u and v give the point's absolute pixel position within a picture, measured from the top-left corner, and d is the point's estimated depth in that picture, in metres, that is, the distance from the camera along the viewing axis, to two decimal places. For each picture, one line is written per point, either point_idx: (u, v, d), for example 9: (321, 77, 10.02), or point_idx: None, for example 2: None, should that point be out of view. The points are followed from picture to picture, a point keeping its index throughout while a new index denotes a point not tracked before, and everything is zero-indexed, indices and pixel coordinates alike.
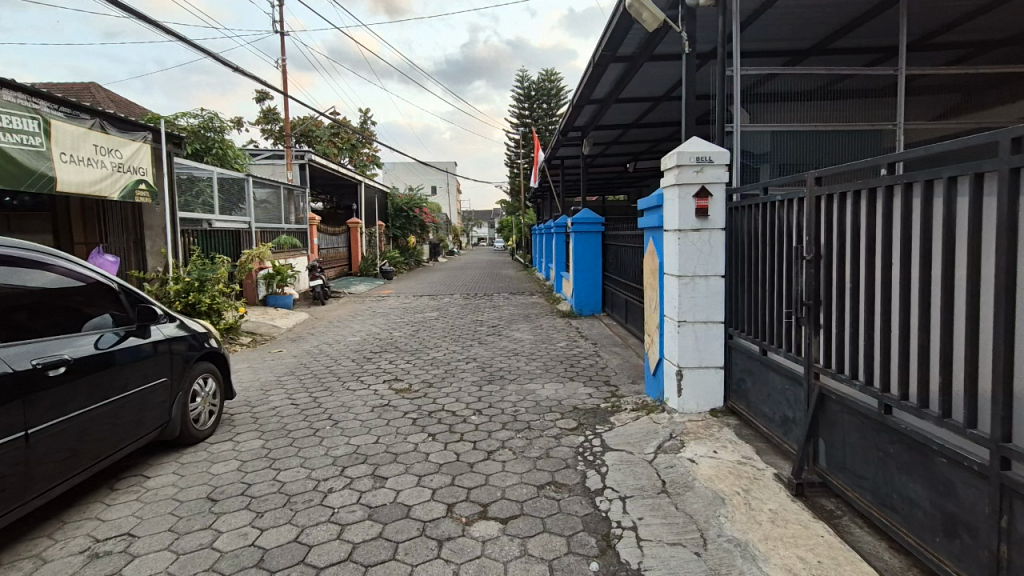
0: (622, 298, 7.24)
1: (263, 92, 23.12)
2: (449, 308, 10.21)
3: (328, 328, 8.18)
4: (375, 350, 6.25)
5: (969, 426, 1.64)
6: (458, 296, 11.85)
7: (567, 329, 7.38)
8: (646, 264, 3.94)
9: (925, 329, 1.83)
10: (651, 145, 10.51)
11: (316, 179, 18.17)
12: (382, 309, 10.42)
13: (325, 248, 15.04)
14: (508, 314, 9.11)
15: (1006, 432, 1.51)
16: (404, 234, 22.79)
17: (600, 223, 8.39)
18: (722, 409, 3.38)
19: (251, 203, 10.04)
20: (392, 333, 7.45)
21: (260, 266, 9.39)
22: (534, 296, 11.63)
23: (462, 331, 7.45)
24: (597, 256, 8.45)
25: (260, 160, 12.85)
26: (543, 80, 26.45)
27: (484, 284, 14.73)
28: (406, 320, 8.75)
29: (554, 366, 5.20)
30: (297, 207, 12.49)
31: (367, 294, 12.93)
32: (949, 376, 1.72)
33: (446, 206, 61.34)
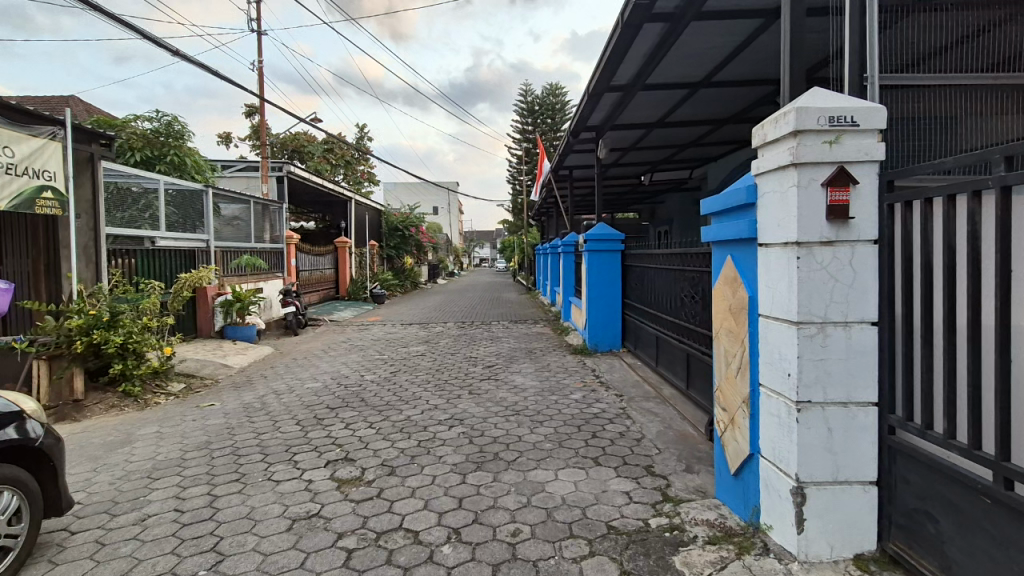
0: (650, 334, 5.81)
1: (254, 107, 22.07)
2: (440, 341, 8.79)
3: (290, 368, 6.77)
4: (332, 404, 4.78)
5: (1004, 459, 1.49)
6: (452, 325, 10.43)
7: (581, 372, 5.94)
8: (720, 299, 2.54)
9: (979, 356, 1.59)
10: (672, 151, 9.14)
11: (304, 196, 16.92)
12: (363, 341, 9.01)
13: (309, 269, 13.72)
14: (507, 349, 7.67)
15: (1006, 450, 1.49)
16: (398, 254, 21.51)
17: (618, 241, 6.98)
18: (876, 556, 1.94)
19: (210, 219, 8.68)
20: (364, 377, 6.01)
21: (216, 292, 8.25)
22: (538, 325, 10.20)
23: (450, 374, 6.02)
24: (615, 280, 7.04)
25: (233, 172, 11.53)
26: (547, 95, 25.47)
27: (483, 310, 13.31)
28: (386, 357, 7.34)
29: (571, 435, 3.73)
30: (272, 224, 11.16)
31: (350, 321, 11.54)
32: (952, 398, 1.67)
33: (447, 226, 60.34)
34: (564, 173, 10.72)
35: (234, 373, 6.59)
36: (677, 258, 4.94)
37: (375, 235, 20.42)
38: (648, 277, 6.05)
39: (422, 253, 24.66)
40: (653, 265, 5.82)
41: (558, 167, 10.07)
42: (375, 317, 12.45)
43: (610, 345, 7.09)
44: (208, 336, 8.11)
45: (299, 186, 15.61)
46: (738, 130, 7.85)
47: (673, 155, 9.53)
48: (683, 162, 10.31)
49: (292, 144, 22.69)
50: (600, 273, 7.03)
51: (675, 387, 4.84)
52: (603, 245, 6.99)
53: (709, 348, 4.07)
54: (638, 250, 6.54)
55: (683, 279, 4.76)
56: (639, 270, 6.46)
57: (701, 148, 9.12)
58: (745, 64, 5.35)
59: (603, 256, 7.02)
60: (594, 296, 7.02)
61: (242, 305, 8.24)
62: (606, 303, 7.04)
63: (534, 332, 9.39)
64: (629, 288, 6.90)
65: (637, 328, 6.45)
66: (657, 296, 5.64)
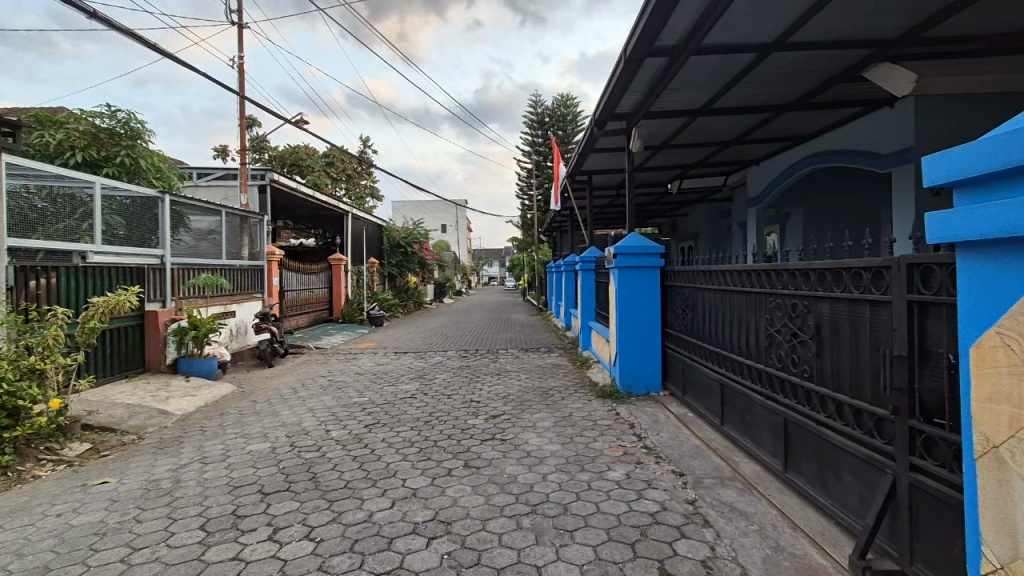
0: (708, 378, 4.37)
1: (251, 119, 21.16)
2: (435, 376, 7.36)
3: (243, 416, 5.37)
4: (267, 487, 3.35)
5: None
6: (452, 355, 9.01)
7: (615, 427, 4.47)
8: (1007, 368, 1.35)
9: None
10: (711, 150, 7.76)
11: (299, 210, 15.75)
12: (345, 375, 7.62)
13: (297, 290, 12.43)
14: (516, 388, 6.22)
15: None
16: (401, 271, 20.23)
17: (656, 254, 5.54)
18: None
19: (167, 230, 7.40)
20: (330, 433, 4.58)
21: (172, 317, 7.04)
22: (553, 355, 8.74)
23: (442, 428, 4.58)
24: (654, 306, 5.59)
25: (210, 181, 10.31)
26: (558, 105, 24.34)
27: (490, 335, 11.90)
28: (367, 399, 5.93)
29: (624, 569, 2.27)
30: (251, 238, 9.88)
31: (339, 348, 10.18)
32: None
33: (455, 244, 59.32)
34: (581, 178, 9.36)
35: (171, 423, 5.20)
36: (756, 276, 3.53)
37: (375, 251, 19.18)
38: (701, 301, 4.63)
39: (426, 271, 23.39)
40: (709, 286, 4.40)
41: (576, 171, 8.71)
42: (368, 343, 11.09)
43: (648, 389, 5.58)
44: (159, 369, 6.82)
45: (290, 198, 14.42)
46: (797, 120, 6.46)
47: (710, 156, 8.15)
48: (720, 165, 8.91)
49: (290, 157, 21.65)
50: (634, 297, 5.57)
51: (760, 461, 3.37)
52: (638, 260, 5.55)
53: (832, 416, 2.62)
54: (685, 267, 5.13)
55: (768, 305, 3.34)
56: (687, 292, 5.03)
57: (747, 146, 7.72)
58: (838, 15, 3.97)
59: (638, 274, 5.58)
60: (626, 325, 5.56)
61: (198, 334, 6.99)
62: (642, 334, 5.57)
63: (548, 364, 7.93)
64: (672, 315, 5.46)
65: (685, 367, 5.00)
66: (719, 328, 4.22)
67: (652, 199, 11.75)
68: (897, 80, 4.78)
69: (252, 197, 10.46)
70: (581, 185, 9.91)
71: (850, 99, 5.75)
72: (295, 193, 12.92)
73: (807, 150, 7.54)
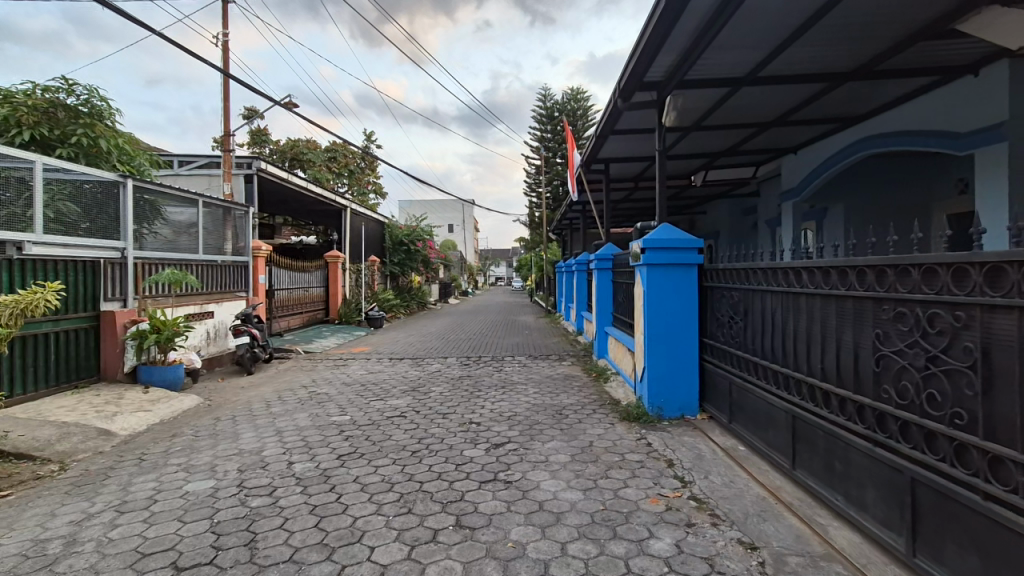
0: (768, 405, 3.45)
1: (250, 111, 20.45)
2: (432, 388, 6.48)
3: (197, 439, 4.50)
4: (186, 557, 2.47)
5: None
6: (453, 362, 8.12)
7: (648, 465, 3.56)
8: None
9: None
10: (747, 133, 6.83)
11: (295, 205, 14.94)
12: (331, 385, 6.75)
13: (288, 288, 11.60)
14: (523, 405, 5.32)
15: None
16: (403, 270, 19.39)
17: (693, 251, 4.62)
18: None
19: (130, 220, 6.48)
20: (292, 467, 3.69)
21: (133, 320, 6.20)
22: (564, 364, 7.83)
23: (431, 463, 3.68)
24: (689, 311, 4.67)
25: (192, 170, 9.50)
26: (569, 100, 23.48)
27: (495, 340, 11.01)
28: (348, 417, 5.06)
29: None
30: (235, 231, 9.05)
31: (330, 352, 9.33)
32: None
33: (461, 244, 58.55)
34: (598, 167, 8.46)
35: (110, 447, 4.34)
36: (849, 276, 2.61)
37: (377, 249, 18.36)
38: (756, 307, 3.71)
39: (430, 270, 22.55)
40: (769, 288, 3.48)
41: (592, 157, 7.82)
42: (363, 347, 10.23)
43: (682, 411, 4.65)
44: (113, 378, 5.98)
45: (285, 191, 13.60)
46: (855, 94, 5.54)
47: (746, 141, 7.22)
48: (753, 153, 7.98)
49: (291, 151, 20.89)
50: (665, 299, 4.64)
51: (861, 529, 2.47)
52: (671, 255, 4.63)
53: (1012, 490, 1.72)
54: (730, 265, 4.21)
55: (875, 317, 2.40)
56: (733, 296, 4.11)
57: (788, 129, 6.79)
58: None
59: (671, 272, 4.66)
60: (656, 332, 4.63)
61: (160, 339, 6.10)
62: (674, 344, 4.65)
63: (559, 376, 7.02)
64: (712, 323, 4.54)
65: (731, 389, 4.08)
66: (784, 342, 3.30)
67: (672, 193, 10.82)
68: (1006, 28, 3.84)
69: (237, 187, 9.62)
70: (597, 176, 9.01)
71: (924, 67, 4.83)
72: (289, 186, 12.11)
73: (862, 132, 6.63)
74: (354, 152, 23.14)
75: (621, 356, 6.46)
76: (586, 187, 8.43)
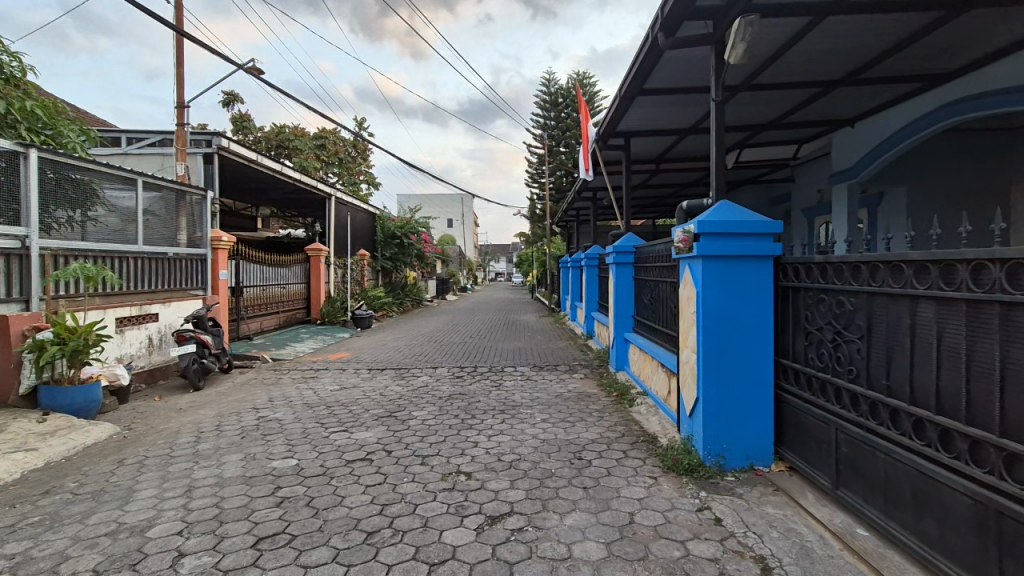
0: (921, 478, 2.18)
1: (232, 94, 19.07)
2: (414, 411, 5.17)
3: (73, 500, 3.19)
4: None
5: None
6: (443, 375, 6.82)
7: (730, 570, 2.26)
8: None
9: None
10: (806, 94, 5.51)
11: (274, 194, 13.60)
12: (290, 406, 5.47)
13: (259, 285, 10.29)
14: (529, 443, 4.02)
15: None
16: (395, 265, 18.05)
17: (767, 240, 3.34)
18: None
19: (35, 198, 5.16)
20: (178, 567, 2.40)
21: (38, 328, 4.90)
22: (576, 379, 6.52)
23: (392, 560, 2.39)
24: (760, 321, 3.36)
25: (144, 149, 8.19)
26: (573, 85, 22.10)
27: (494, 345, 9.68)
28: (296, 461, 3.77)
29: None
30: (190, 219, 7.74)
31: (302, 360, 8.04)
32: None
33: (460, 239, 57.18)
34: (617, 143, 7.17)
35: None
36: None
37: (367, 243, 17.03)
38: (891, 319, 2.38)
39: (426, 266, 21.21)
40: (924, 292, 2.18)
41: (610, 131, 6.55)
42: (342, 353, 8.93)
43: (748, 459, 3.36)
44: (5, 403, 4.74)
45: (262, 177, 12.29)
46: (969, 27, 4.27)
47: (802, 107, 5.95)
48: (804, 124, 6.67)
49: (276, 138, 19.53)
50: (727, 304, 3.36)
51: None
52: (736, 242, 3.33)
53: None
54: (829, 255, 2.86)
55: None
56: (835, 299, 2.78)
57: (859, 90, 5.51)
58: None
59: (734, 267, 3.36)
60: (713, 349, 3.36)
61: (65, 355, 4.74)
62: (738, 366, 3.36)
63: (571, 394, 5.72)
64: (793, 336, 3.21)
65: (835, 435, 2.78)
66: (965, 381, 2.00)
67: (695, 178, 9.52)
68: None
69: (195, 168, 8.30)
70: (615, 154, 7.69)
71: None
72: (263, 170, 10.80)
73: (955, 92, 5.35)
74: (345, 141, 21.79)
75: (653, 373, 5.11)
76: (602, 167, 7.14)
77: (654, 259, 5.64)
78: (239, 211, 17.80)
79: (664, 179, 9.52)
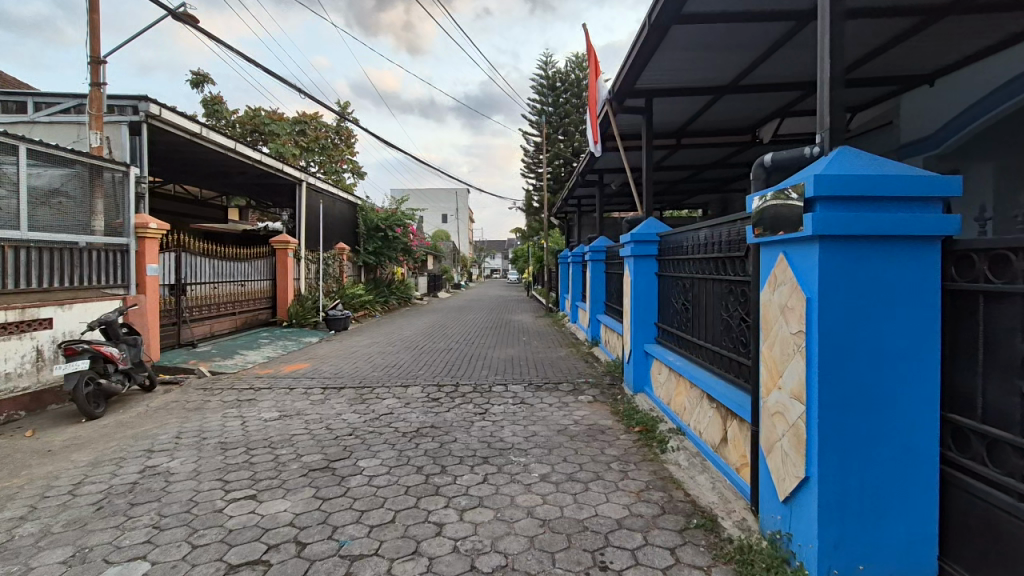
0: None
1: (201, 74, 17.55)
2: (363, 456, 3.76)
3: None
4: None
5: None
6: (415, 397, 5.40)
7: None
8: None
9: None
10: (898, 29, 4.10)
11: (240, 179, 12.14)
12: (200, 448, 4.05)
13: (208, 283, 8.83)
14: (521, 530, 2.60)
15: None
16: (379, 260, 16.59)
17: (931, 212, 1.95)
18: None
19: None
20: None
21: None
22: (582, 405, 5.09)
23: None
24: (912, 348, 1.98)
25: (55, 116, 6.72)
26: (572, 69, 20.67)
27: (483, 353, 8.27)
28: (146, 567, 2.35)
29: None
30: (107, 201, 6.30)
31: (246, 373, 6.61)
32: None
33: (454, 234, 55.67)
34: (635, 105, 5.75)
35: None
36: None
37: (347, 236, 15.57)
38: None
39: (414, 261, 19.77)
40: None
41: (628, 86, 5.12)
42: (300, 364, 7.48)
43: None
44: None
45: (221, 159, 10.83)
46: None
47: (880, 51, 4.58)
48: (870, 79, 5.32)
49: (250, 122, 18.06)
50: (859, 320, 1.98)
51: None
52: (873, 215, 1.96)
53: None
54: None
55: None
56: None
57: (964, 23, 4.15)
58: None
59: (869, 257, 1.98)
60: (838, 398, 1.97)
61: None
62: (876, 425, 1.98)
63: (578, 428, 4.30)
64: (984, 377, 1.82)
65: None
66: None
67: (720, 155, 8.11)
68: None
69: (118, 141, 6.82)
70: (630, 121, 6.31)
71: None
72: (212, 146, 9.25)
73: None
74: (327, 127, 20.29)
75: (697, 410, 3.63)
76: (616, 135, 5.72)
77: (690, 249, 4.22)
78: (208, 201, 16.30)
79: (683, 156, 8.13)
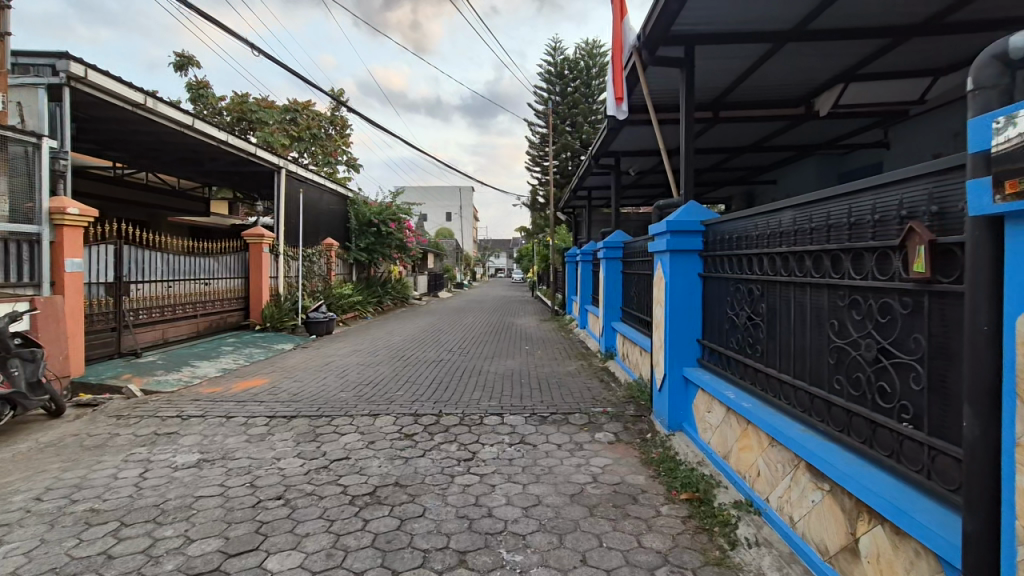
0: None
1: (182, 56, 16.13)
2: (283, 542, 2.52)
3: None
4: None
5: None
6: (383, 433, 4.15)
7: None
8: None
9: None
10: None
11: (214, 164, 10.95)
12: (56, 519, 2.81)
13: (161, 281, 7.62)
14: None
15: None
16: (371, 257, 15.37)
17: None
18: None
19: None
20: None
21: None
22: (601, 449, 3.83)
23: None
24: None
25: None
26: (582, 54, 19.39)
27: (478, 366, 7.03)
28: None
29: None
30: (15, 181, 5.11)
31: (186, 393, 5.38)
32: None
33: (458, 232, 54.49)
34: (672, 58, 4.48)
35: None
36: None
37: (337, 231, 14.32)
38: None
39: (411, 259, 18.56)
40: None
41: (667, 24, 3.87)
42: (259, 380, 6.24)
43: None
44: None
45: (187, 141, 9.59)
46: None
47: None
48: (983, 17, 4.04)
49: (237, 108, 16.89)
50: None
51: None
52: None
53: None
54: None
55: None
56: None
57: None
58: None
59: None
60: None
61: None
62: None
63: (600, 493, 3.05)
64: None
65: None
66: None
67: (761, 134, 6.84)
68: None
69: (34, 108, 5.60)
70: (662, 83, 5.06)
71: None
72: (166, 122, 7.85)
73: None
74: (320, 116, 19.05)
75: (788, 486, 2.37)
76: (646, 97, 4.48)
77: (765, 241, 2.94)
78: (188, 192, 15.08)
79: (717, 135, 6.85)
